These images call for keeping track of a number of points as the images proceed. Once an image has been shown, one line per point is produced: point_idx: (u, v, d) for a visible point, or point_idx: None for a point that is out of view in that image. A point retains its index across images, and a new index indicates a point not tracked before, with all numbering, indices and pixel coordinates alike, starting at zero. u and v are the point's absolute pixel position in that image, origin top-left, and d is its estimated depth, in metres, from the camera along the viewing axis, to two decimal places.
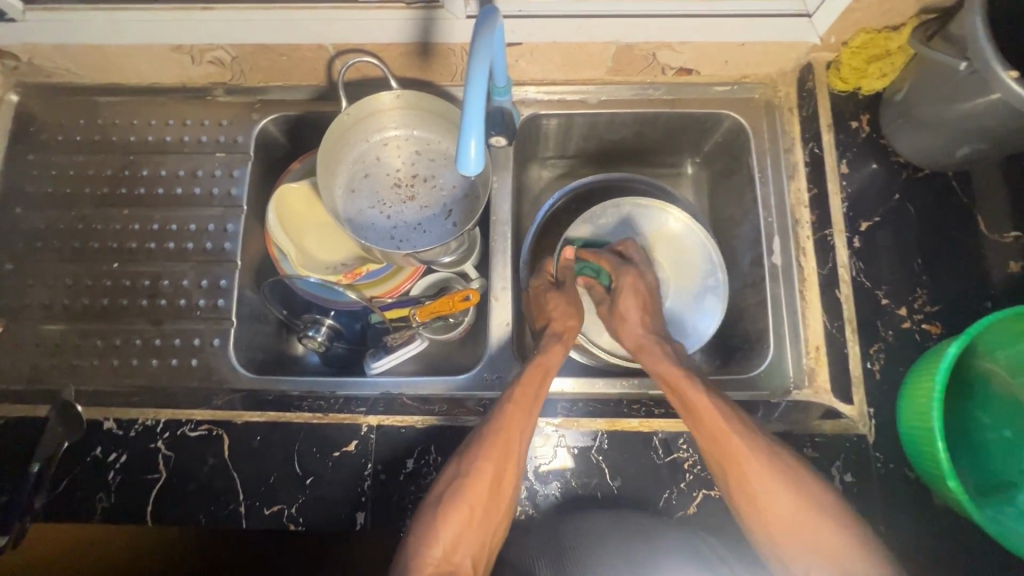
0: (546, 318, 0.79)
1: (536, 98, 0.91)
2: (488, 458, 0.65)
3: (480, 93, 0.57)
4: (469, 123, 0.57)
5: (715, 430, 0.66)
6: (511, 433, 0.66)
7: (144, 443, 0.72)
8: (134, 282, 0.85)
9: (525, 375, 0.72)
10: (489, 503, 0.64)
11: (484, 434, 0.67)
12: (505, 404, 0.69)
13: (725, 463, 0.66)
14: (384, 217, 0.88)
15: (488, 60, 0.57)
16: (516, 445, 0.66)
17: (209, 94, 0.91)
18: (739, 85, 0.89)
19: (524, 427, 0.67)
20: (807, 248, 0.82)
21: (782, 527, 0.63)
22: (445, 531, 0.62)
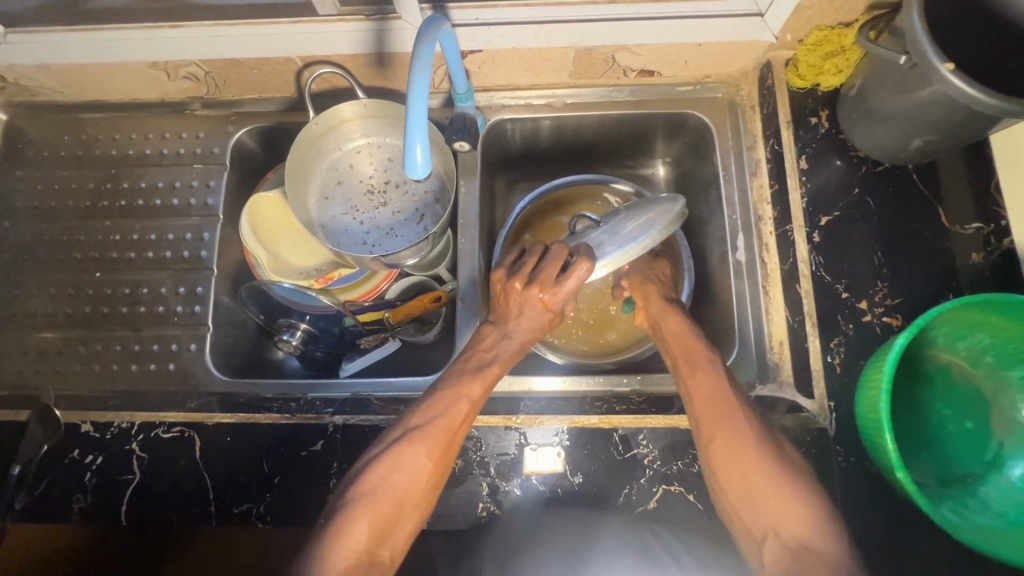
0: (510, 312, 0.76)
1: (502, 103, 0.93)
2: (428, 452, 0.65)
3: (422, 98, 0.59)
4: (413, 129, 0.59)
5: (718, 385, 0.68)
6: (459, 434, 0.68)
7: (119, 445, 0.75)
8: (115, 290, 0.88)
9: (487, 370, 0.72)
10: (419, 496, 0.64)
11: (434, 428, 0.67)
12: (461, 399, 0.69)
13: (715, 421, 0.66)
14: (357, 223, 0.90)
15: (428, 66, 0.60)
16: (459, 442, 0.68)
17: (187, 109, 0.95)
18: (701, 85, 0.91)
19: (465, 422, 0.69)
20: (769, 244, 0.83)
21: (735, 489, 0.63)
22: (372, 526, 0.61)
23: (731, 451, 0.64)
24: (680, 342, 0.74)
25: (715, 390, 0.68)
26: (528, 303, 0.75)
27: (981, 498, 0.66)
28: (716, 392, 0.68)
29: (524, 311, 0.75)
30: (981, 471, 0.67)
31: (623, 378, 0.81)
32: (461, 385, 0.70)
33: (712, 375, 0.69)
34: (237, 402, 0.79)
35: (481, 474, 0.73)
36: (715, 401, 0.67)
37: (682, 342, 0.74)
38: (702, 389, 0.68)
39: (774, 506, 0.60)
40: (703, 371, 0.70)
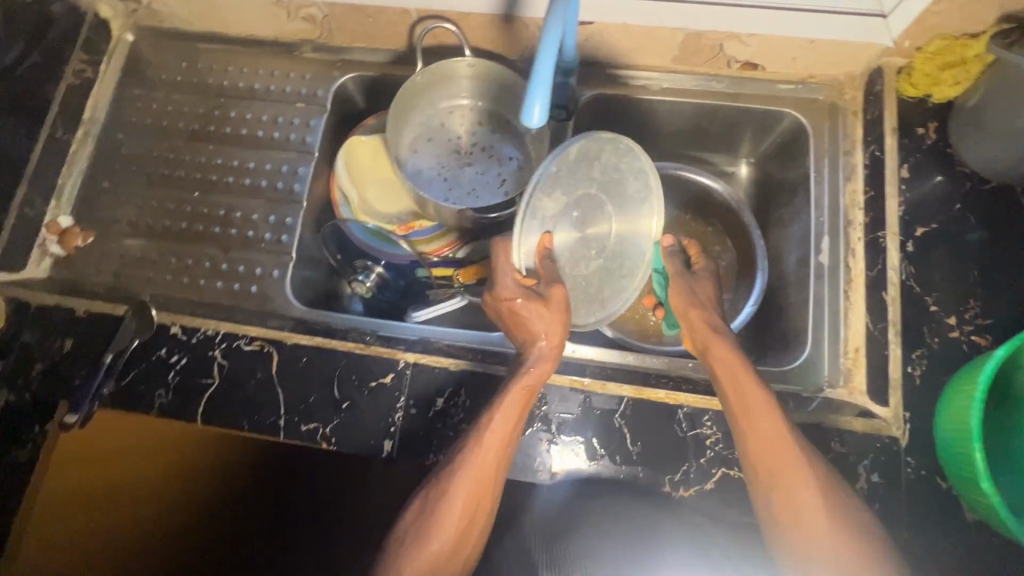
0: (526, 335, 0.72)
1: (599, 79, 0.94)
2: (462, 492, 0.65)
3: (550, 56, 0.61)
4: (537, 82, 0.62)
5: (778, 440, 0.65)
6: (485, 467, 0.66)
7: (203, 350, 0.79)
8: (211, 210, 0.93)
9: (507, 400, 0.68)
10: (473, 522, 0.65)
11: (462, 466, 0.66)
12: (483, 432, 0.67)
13: (768, 477, 0.65)
14: (441, 179, 0.93)
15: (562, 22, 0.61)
16: (491, 476, 0.66)
17: (297, 50, 0.99)
18: (804, 85, 0.90)
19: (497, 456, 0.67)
20: (857, 249, 0.81)
21: (801, 551, 0.62)
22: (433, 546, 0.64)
23: (788, 510, 0.64)
24: (733, 381, 0.69)
25: (776, 446, 0.65)
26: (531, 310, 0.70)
27: None
28: (778, 448, 0.65)
29: (532, 321, 0.70)
30: None
31: (690, 360, 0.79)
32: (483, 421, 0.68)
33: (773, 431, 0.66)
34: (313, 326, 0.81)
35: (542, 429, 0.74)
36: (773, 457, 0.65)
37: (733, 382, 0.69)
38: (756, 437, 0.66)
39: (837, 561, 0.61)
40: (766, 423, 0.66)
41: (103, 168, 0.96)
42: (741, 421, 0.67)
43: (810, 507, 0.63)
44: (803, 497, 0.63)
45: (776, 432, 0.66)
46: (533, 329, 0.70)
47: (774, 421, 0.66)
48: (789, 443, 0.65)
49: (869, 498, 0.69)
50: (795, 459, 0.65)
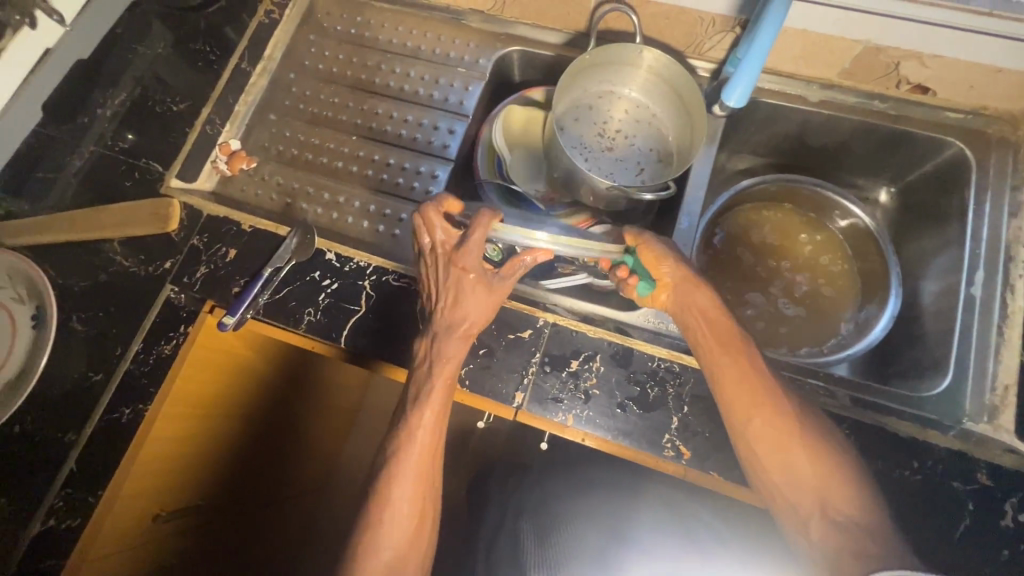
0: (461, 316, 0.72)
1: (759, 85, 0.95)
2: (418, 448, 0.71)
3: (762, 47, 0.79)
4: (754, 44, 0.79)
5: (745, 389, 0.67)
6: (429, 421, 0.71)
7: (354, 279, 0.83)
8: (366, 155, 0.98)
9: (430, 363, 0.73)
10: (434, 440, 0.72)
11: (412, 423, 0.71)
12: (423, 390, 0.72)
13: (750, 426, 0.67)
14: (585, 159, 0.98)
15: (784, 7, 0.75)
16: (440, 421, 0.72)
17: (465, 19, 1.04)
18: (974, 115, 0.88)
19: (441, 402, 0.72)
20: (1017, 287, 0.79)
21: (788, 496, 0.65)
22: (404, 467, 0.70)
23: (768, 456, 0.66)
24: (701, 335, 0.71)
25: (736, 395, 0.68)
26: (464, 289, 0.72)
27: None
28: (745, 398, 0.67)
29: (460, 303, 0.72)
30: None
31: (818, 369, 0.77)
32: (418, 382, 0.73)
33: (739, 381, 0.68)
34: None
35: (674, 409, 0.74)
36: (746, 406, 0.67)
37: (718, 335, 0.70)
38: (726, 375, 0.68)
39: (813, 491, 0.64)
40: (727, 373, 0.69)
41: (273, 103, 1.03)
42: (716, 375, 0.69)
43: (782, 450, 0.66)
44: (763, 444, 0.66)
45: (748, 372, 0.68)
46: (465, 308, 0.73)
47: (738, 371, 0.68)
48: (754, 392, 0.67)
49: (1014, 537, 0.67)
50: (761, 398, 0.67)
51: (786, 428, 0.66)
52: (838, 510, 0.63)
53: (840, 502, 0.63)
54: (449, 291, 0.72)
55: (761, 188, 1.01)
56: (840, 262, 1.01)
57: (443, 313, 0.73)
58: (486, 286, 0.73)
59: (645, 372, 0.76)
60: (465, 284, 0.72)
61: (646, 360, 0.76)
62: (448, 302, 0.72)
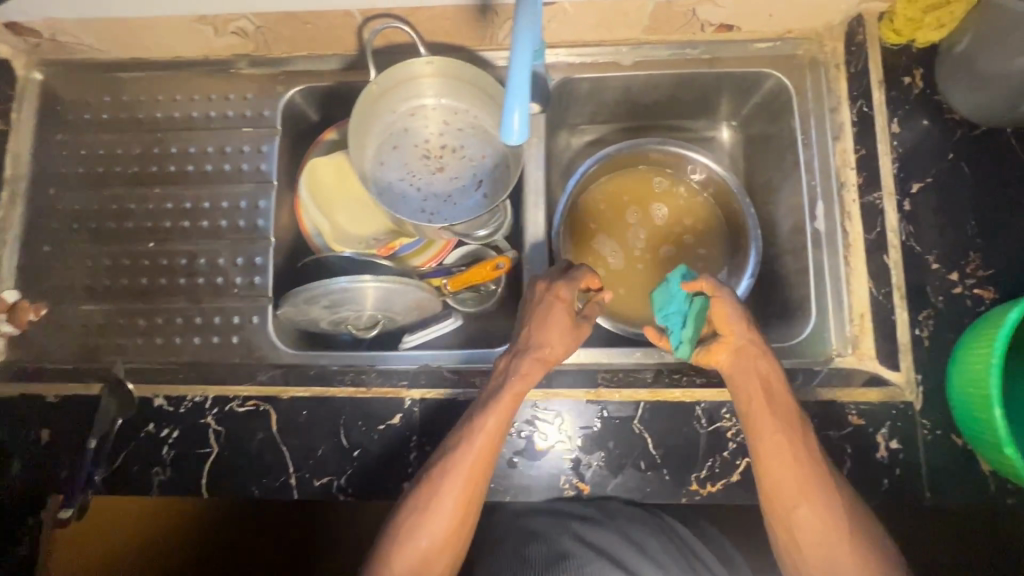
0: (546, 342, 0.71)
1: (568, 61, 0.88)
2: (453, 494, 0.65)
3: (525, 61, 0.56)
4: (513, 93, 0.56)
5: (794, 464, 0.62)
6: (472, 466, 0.65)
7: (194, 419, 0.74)
8: (171, 261, 0.85)
9: (495, 408, 0.68)
10: (473, 487, 0.65)
11: (442, 467, 0.66)
12: (466, 438, 0.67)
13: (783, 490, 0.62)
14: (414, 189, 0.87)
15: (535, 23, 0.57)
16: (475, 476, 0.66)
17: (232, 67, 0.89)
18: (782, 41, 0.85)
19: (486, 454, 0.66)
20: (852, 213, 0.79)
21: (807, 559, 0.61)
22: (422, 534, 0.63)
23: (798, 516, 0.61)
24: (755, 406, 0.65)
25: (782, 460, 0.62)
26: (552, 315, 0.72)
27: None
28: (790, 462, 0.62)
29: (547, 327, 0.71)
30: None
31: None
32: (475, 422, 0.67)
33: (790, 451, 0.62)
34: (306, 374, 0.77)
35: (563, 448, 0.72)
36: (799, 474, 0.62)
37: (775, 412, 0.64)
38: (778, 446, 0.63)
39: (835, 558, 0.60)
40: (787, 446, 0.63)
41: (41, 230, 0.87)
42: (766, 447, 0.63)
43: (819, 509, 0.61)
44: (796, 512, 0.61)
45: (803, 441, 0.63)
46: (550, 336, 0.72)
47: (787, 437, 0.63)
48: (801, 463, 0.62)
49: (889, 465, 0.70)
50: (814, 468, 0.62)
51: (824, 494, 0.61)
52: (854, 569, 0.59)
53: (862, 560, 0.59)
54: (537, 311, 0.73)
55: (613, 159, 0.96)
56: (701, 231, 0.98)
57: (527, 337, 0.72)
58: (570, 316, 0.73)
59: (525, 421, 0.73)
60: (556, 303, 0.72)
61: (524, 408, 0.73)
62: (534, 326, 0.72)
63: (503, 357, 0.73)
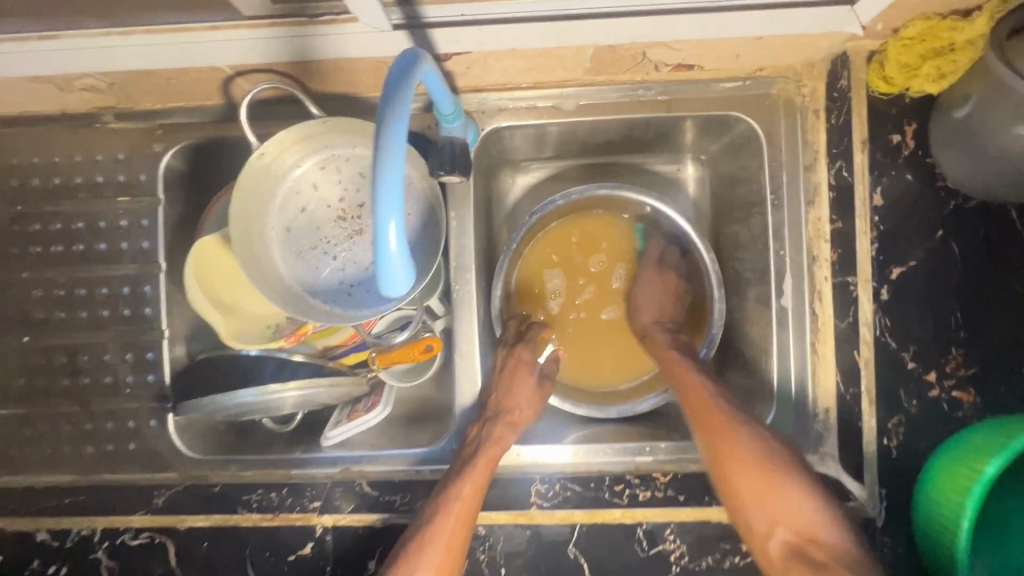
0: (512, 405, 0.72)
1: (498, 106, 0.73)
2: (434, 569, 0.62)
3: (398, 168, 0.44)
4: (384, 207, 0.45)
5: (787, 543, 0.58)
6: (453, 534, 0.63)
7: (83, 554, 0.69)
8: (50, 358, 0.75)
9: (470, 470, 0.66)
10: (452, 557, 0.63)
11: (421, 538, 0.63)
12: (447, 503, 0.64)
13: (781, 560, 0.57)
14: (332, 261, 0.74)
15: (407, 113, 0.45)
16: (455, 545, 0.63)
17: (96, 122, 0.74)
18: (753, 80, 0.71)
19: (464, 523, 0.64)
20: (823, 294, 0.68)
21: None
22: None
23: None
24: (727, 458, 0.62)
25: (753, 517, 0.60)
26: (516, 376, 0.74)
27: None
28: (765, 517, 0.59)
29: (514, 390, 0.73)
30: None
31: (647, 446, 0.69)
32: (449, 489, 0.65)
33: (768, 507, 0.59)
34: (206, 496, 0.69)
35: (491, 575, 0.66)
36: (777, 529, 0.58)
37: (742, 466, 0.61)
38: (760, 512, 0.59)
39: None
40: (759, 501, 0.60)
41: None
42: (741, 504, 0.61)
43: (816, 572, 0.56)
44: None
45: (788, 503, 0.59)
46: (517, 399, 0.73)
47: (761, 490, 0.60)
48: (783, 515, 0.58)
49: None
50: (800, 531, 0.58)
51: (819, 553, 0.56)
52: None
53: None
54: (501, 373, 0.75)
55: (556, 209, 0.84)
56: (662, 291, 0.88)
57: (495, 400, 0.72)
58: (534, 376, 0.76)
59: None
60: (516, 363, 0.75)
61: None
62: (500, 389, 0.73)
63: (474, 423, 0.72)
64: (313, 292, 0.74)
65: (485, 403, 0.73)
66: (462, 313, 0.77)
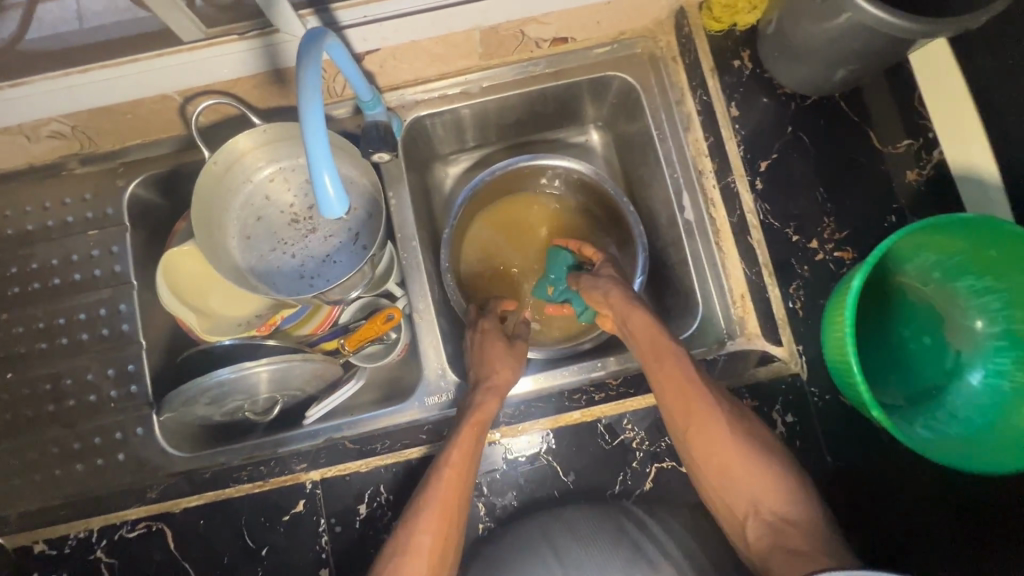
0: (490, 371, 0.75)
1: (415, 99, 0.86)
2: (432, 529, 0.64)
3: (319, 127, 0.53)
4: (317, 161, 0.53)
5: (721, 456, 0.63)
6: (447, 494, 0.66)
7: (83, 557, 0.71)
8: (34, 388, 0.79)
9: (459, 434, 0.69)
10: (448, 517, 0.65)
11: (419, 505, 0.66)
12: (440, 468, 0.67)
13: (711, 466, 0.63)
14: (290, 258, 0.84)
15: (317, 92, 0.53)
16: (451, 506, 0.66)
17: (62, 169, 0.83)
18: (619, 43, 0.86)
19: (458, 486, 0.67)
20: (715, 198, 0.81)
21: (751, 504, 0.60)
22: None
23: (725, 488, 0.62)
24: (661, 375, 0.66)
25: (697, 448, 0.64)
26: (488, 346, 0.78)
27: (947, 408, 0.69)
28: (705, 447, 0.63)
29: (489, 358, 0.76)
30: (944, 382, 0.70)
31: (596, 362, 0.78)
32: (441, 455, 0.68)
33: (708, 435, 0.63)
34: (200, 480, 0.73)
35: (476, 495, 0.72)
36: (714, 456, 0.63)
37: (681, 392, 0.64)
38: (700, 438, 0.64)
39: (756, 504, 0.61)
40: (698, 434, 0.64)
41: None
42: (688, 438, 0.64)
43: (741, 482, 0.62)
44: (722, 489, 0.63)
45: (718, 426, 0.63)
46: (493, 366, 0.76)
47: (701, 429, 0.63)
48: (698, 418, 0.64)
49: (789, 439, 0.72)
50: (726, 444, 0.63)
51: (741, 466, 0.62)
52: (773, 509, 0.60)
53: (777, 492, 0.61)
54: (473, 348, 0.79)
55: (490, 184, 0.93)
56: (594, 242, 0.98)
57: (475, 371, 0.76)
58: (505, 341, 0.79)
59: None
60: (483, 335, 0.79)
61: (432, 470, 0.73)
62: (476, 361, 0.77)
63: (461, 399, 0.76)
64: (273, 284, 0.82)
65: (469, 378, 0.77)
66: (413, 276, 0.86)
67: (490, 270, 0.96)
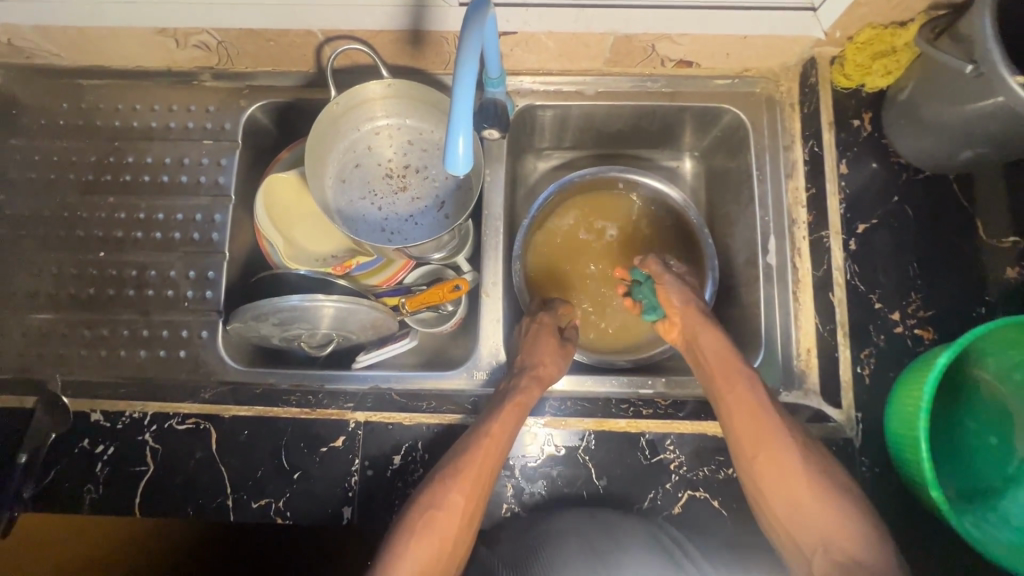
0: (538, 361, 0.75)
1: (531, 88, 0.89)
2: (463, 489, 0.66)
3: (468, 89, 0.56)
4: (457, 118, 0.56)
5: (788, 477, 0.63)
6: (484, 463, 0.67)
7: (131, 436, 0.74)
8: (121, 271, 0.84)
9: (501, 410, 0.71)
10: (479, 485, 0.67)
11: (452, 465, 0.67)
12: (477, 437, 0.69)
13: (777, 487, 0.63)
14: (376, 209, 0.86)
15: (475, 56, 0.56)
16: (485, 474, 0.67)
17: (194, 80, 0.88)
18: (740, 79, 0.87)
19: (492, 459, 0.68)
20: (802, 249, 0.81)
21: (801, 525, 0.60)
22: (429, 532, 0.63)
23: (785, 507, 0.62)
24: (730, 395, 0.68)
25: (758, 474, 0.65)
26: (541, 339, 0.78)
27: (1001, 511, 0.67)
28: (769, 480, 0.64)
29: (539, 348, 0.77)
30: (1001, 485, 0.68)
31: (647, 379, 0.79)
32: (480, 425, 0.70)
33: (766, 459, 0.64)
34: (252, 394, 0.76)
35: (507, 475, 0.73)
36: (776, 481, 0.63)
37: (745, 414, 0.67)
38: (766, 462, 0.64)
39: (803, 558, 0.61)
40: (761, 458, 0.65)
41: None
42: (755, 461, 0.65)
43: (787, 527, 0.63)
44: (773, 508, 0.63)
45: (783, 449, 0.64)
46: (541, 356, 0.76)
47: (768, 453, 0.64)
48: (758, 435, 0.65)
49: None
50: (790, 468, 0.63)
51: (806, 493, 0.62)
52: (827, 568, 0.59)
53: (848, 539, 0.59)
54: (528, 335, 0.80)
55: (578, 183, 0.94)
56: None
57: (522, 357, 0.76)
58: (556, 338, 0.80)
59: None
60: (539, 326, 0.80)
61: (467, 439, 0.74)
62: (526, 349, 0.77)
63: (504, 378, 0.77)
64: (357, 226, 0.85)
65: (515, 361, 0.78)
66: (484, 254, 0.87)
67: (552, 266, 0.95)
